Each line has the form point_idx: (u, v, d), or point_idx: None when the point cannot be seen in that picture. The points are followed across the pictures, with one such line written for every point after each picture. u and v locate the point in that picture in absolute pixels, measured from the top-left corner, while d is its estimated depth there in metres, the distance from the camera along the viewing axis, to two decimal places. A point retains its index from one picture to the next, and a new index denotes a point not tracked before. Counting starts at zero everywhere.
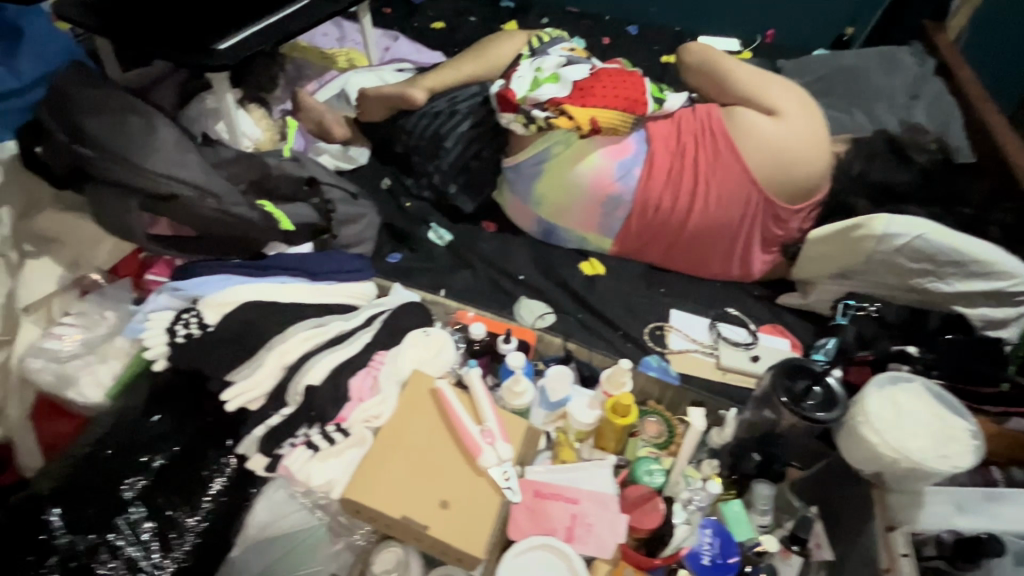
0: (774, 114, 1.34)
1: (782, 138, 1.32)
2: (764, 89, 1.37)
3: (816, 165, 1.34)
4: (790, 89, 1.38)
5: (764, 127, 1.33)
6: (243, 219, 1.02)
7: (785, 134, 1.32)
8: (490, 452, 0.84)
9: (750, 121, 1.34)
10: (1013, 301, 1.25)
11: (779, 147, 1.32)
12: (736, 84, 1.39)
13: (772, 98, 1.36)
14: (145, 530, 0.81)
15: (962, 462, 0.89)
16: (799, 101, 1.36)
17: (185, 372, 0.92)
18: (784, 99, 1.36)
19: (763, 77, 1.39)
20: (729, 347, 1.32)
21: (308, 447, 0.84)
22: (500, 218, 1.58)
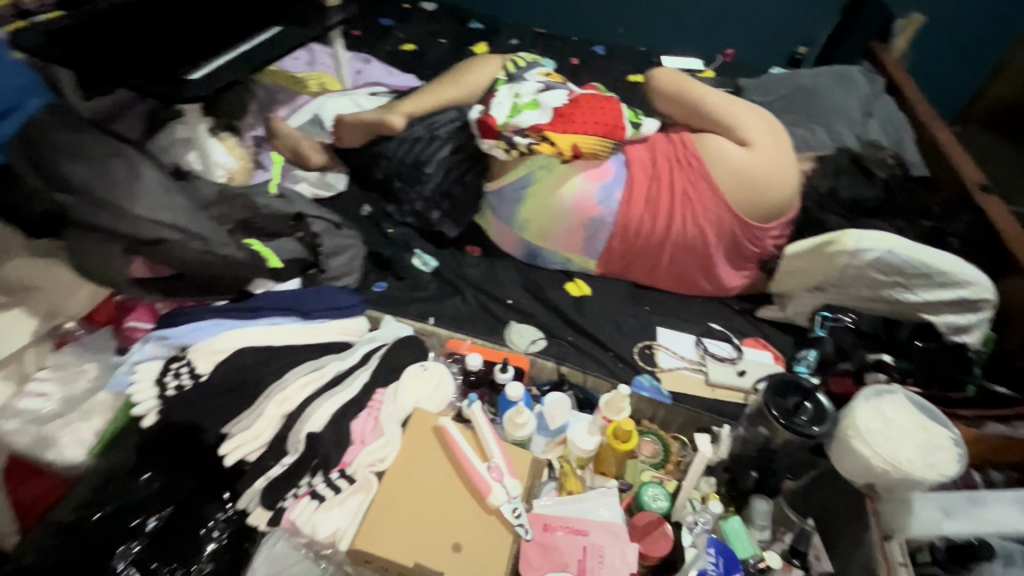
0: (746, 142, 1.38)
1: (752, 165, 1.36)
2: (737, 116, 1.40)
3: (786, 188, 1.38)
4: (762, 115, 1.42)
5: (736, 157, 1.37)
6: (230, 260, 1.00)
7: (757, 162, 1.36)
8: (500, 489, 0.83)
9: (723, 151, 1.38)
10: (974, 307, 1.32)
11: (750, 174, 1.36)
12: (710, 112, 1.42)
13: (745, 126, 1.39)
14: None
15: (948, 470, 0.93)
16: (767, 127, 1.40)
17: (173, 427, 0.87)
18: (756, 126, 1.39)
19: (735, 103, 1.42)
20: (716, 363, 1.34)
21: (313, 498, 0.82)
22: (484, 242, 1.58)
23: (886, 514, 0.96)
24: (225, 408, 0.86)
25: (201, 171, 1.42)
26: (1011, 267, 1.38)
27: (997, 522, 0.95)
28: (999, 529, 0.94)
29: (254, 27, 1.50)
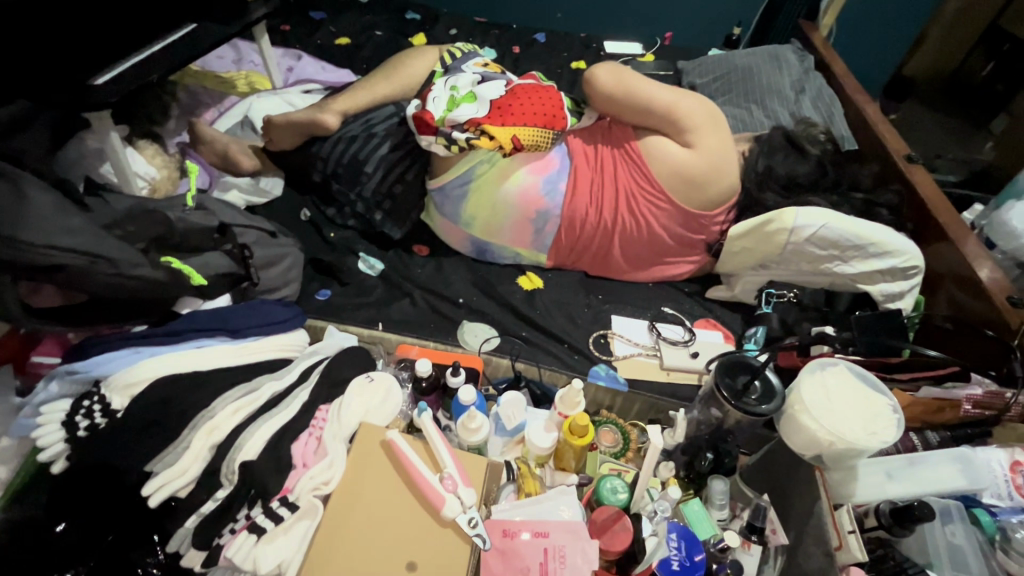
0: (691, 144, 1.35)
1: (697, 168, 1.35)
2: (684, 116, 1.33)
3: (727, 182, 1.38)
4: (710, 112, 1.36)
5: (681, 162, 1.35)
6: (147, 281, 0.91)
7: (701, 165, 1.34)
8: (454, 500, 0.80)
9: (668, 154, 1.36)
10: (906, 275, 1.38)
11: (694, 177, 1.35)
12: (659, 112, 1.34)
13: (693, 127, 1.34)
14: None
15: (889, 436, 0.96)
16: (712, 121, 1.35)
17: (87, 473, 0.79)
18: (703, 127, 1.34)
19: (685, 99, 1.34)
20: (670, 347, 1.35)
21: (251, 531, 0.76)
22: (432, 241, 1.54)
23: (836, 482, 1.01)
24: (144, 445, 0.78)
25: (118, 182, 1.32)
26: (936, 233, 1.45)
27: (935, 482, 1.00)
28: (937, 488, 0.99)
29: (165, 26, 1.38)
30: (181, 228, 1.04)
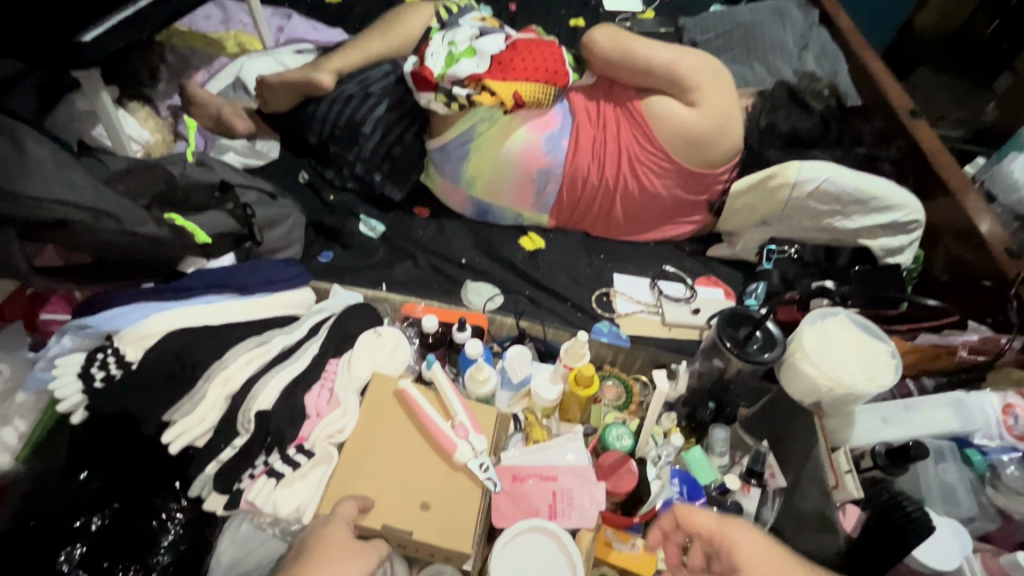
0: (695, 104, 1.32)
1: (701, 128, 1.32)
2: (687, 75, 1.30)
3: (731, 140, 1.36)
4: (713, 71, 1.33)
5: (684, 122, 1.33)
6: (152, 238, 0.91)
7: (705, 125, 1.32)
8: (465, 445, 0.82)
9: (671, 114, 1.33)
10: (905, 229, 1.39)
11: (698, 136, 1.33)
12: (660, 72, 1.31)
13: (696, 85, 1.31)
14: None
15: (886, 380, 0.99)
16: (715, 79, 1.33)
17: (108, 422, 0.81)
18: (706, 85, 1.32)
19: (687, 58, 1.31)
20: (671, 304, 1.36)
21: (270, 476, 0.79)
22: (433, 202, 1.52)
23: (834, 428, 1.04)
24: (161, 396, 0.80)
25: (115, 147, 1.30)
26: (936, 188, 1.45)
27: (929, 425, 1.03)
28: (932, 430, 1.02)
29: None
30: (183, 184, 1.03)
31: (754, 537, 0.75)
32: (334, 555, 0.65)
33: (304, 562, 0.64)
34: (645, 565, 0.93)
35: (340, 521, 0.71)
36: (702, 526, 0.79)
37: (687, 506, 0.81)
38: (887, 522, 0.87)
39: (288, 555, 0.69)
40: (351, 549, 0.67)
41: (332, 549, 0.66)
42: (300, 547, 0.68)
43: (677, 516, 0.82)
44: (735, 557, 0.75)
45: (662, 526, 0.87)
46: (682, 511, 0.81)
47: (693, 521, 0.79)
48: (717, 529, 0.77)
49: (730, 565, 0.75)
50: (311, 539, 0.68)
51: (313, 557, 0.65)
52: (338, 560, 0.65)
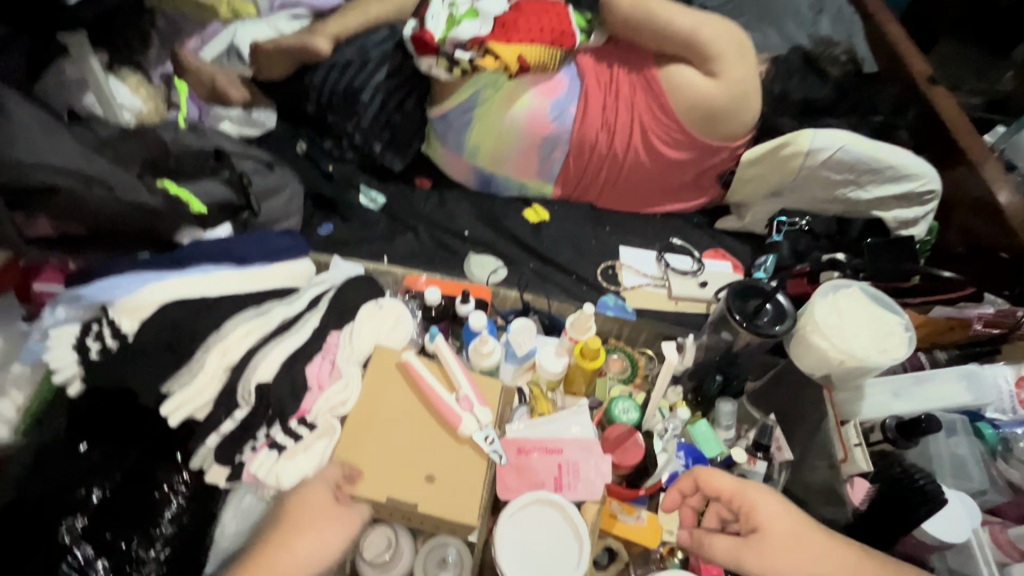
0: (716, 74, 1.27)
1: (718, 99, 1.27)
2: (710, 42, 1.25)
3: (749, 113, 1.31)
4: (737, 41, 1.28)
5: (701, 91, 1.27)
6: (146, 207, 0.88)
7: (723, 97, 1.27)
8: (470, 419, 0.81)
9: (688, 84, 1.28)
10: (922, 200, 1.35)
11: (716, 108, 1.28)
12: (683, 38, 1.26)
13: (718, 55, 1.26)
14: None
15: (899, 352, 0.97)
16: (738, 49, 1.28)
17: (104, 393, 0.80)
18: (729, 55, 1.27)
19: (711, 26, 1.26)
20: (678, 276, 1.33)
21: (272, 448, 0.78)
22: (434, 173, 1.48)
23: (842, 402, 1.02)
24: (159, 367, 0.79)
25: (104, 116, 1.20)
26: (954, 157, 1.41)
27: (938, 398, 1.02)
28: (942, 403, 1.01)
29: None
30: (175, 151, 1.00)
31: (773, 503, 0.80)
32: (313, 525, 0.72)
33: (284, 529, 0.72)
34: (650, 537, 0.93)
35: (322, 484, 0.76)
36: (723, 491, 0.82)
37: (708, 470, 0.84)
38: (898, 496, 0.86)
39: (274, 505, 0.77)
40: (330, 518, 0.73)
41: (312, 518, 0.73)
42: (284, 506, 0.75)
43: (697, 479, 0.85)
44: (754, 519, 0.80)
45: (680, 489, 0.88)
46: (703, 475, 0.84)
47: (715, 485, 0.83)
48: (737, 492, 0.81)
49: (749, 526, 0.80)
50: (294, 504, 0.74)
51: (294, 525, 0.72)
52: (317, 530, 0.72)
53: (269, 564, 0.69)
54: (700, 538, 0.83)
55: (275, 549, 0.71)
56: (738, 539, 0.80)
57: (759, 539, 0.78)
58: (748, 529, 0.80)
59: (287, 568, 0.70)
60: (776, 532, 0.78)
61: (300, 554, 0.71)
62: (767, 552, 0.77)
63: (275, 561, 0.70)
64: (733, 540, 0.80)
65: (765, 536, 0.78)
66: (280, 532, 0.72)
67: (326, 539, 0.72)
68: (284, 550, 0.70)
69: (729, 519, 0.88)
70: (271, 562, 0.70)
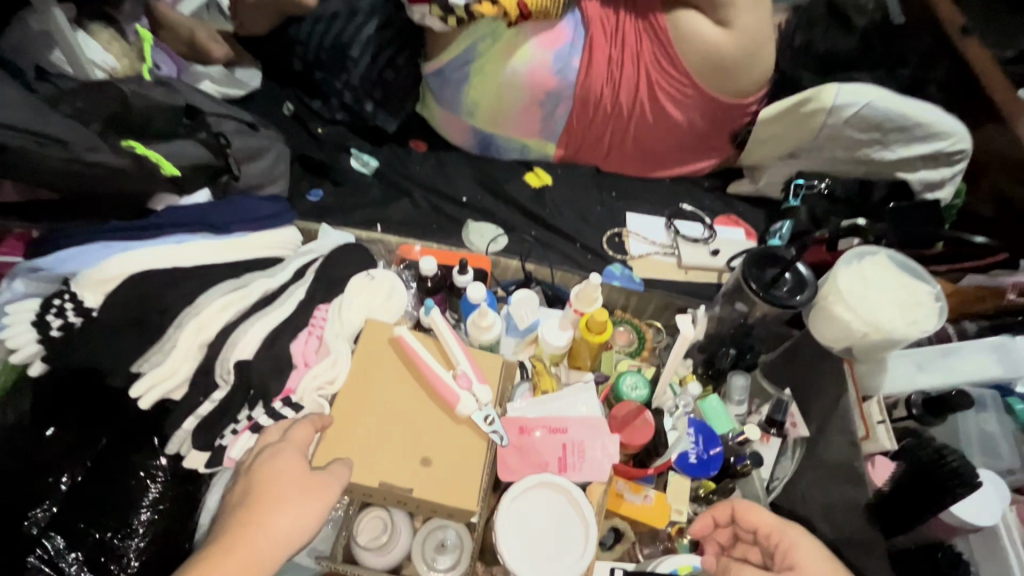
0: (727, 22, 1.17)
1: (727, 52, 1.18)
2: None
3: (760, 67, 1.23)
4: None
5: (711, 42, 1.18)
6: (107, 167, 0.79)
7: (734, 50, 1.18)
8: (468, 397, 0.75)
9: (698, 33, 1.18)
10: (951, 160, 1.24)
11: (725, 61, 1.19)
12: None
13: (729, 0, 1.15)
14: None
15: (929, 325, 0.90)
16: None
17: (68, 375, 0.73)
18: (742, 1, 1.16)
19: None
20: (688, 244, 1.25)
21: (255, 431, 0.73)
22: (430, 135, 1.38)
23: (864, 375, 0.96)
24: (128, 345, 0.73)
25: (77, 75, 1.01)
26: (987, 112, 1.29)
27: (966, 371, 0.95)
28: (972, 377, 0.95)
29: None
30: (138, 104, 0.89)
31: (812, 546, 0.78)
32: (289, 498, 0.60)
33: (252, 508, 0.59)
34: (658, 517, 0.90)
35: (294, 451, 0.66)
36: (761, 525, 0.80)
37: (748, 504, 0.81)
38: (927, 478, 0.79)
39: (234, 486, 0.63)
40: (308, 488, 0.62)
41: (286, 490, 0.61)
42: (247, 482, 0.62)
43: (735, 511, 0.82)
44: (793, 557, 0.77)
45: (714, 517, 0.84)
46: (743, 507, 0.81)
47: (753, 520, 0.80)
48: (776, 527, 0.79)
49: (783, 565, 0.77)
50: (261, 477, 0.62)
51: (265, 500, 0.60)
52: (295, 503, 0.60)
53: (239, 549, 0.55)
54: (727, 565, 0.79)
55: (245, 530, 0.57)
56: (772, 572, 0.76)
57: None
58: (782, 568, 0.77)
59: (263, 551, 0.56)
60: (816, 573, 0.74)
61: (277, 532, 0.58)
62: None
63: (246, 544, 0.56)
64: None
65: None
66: (246, 511, 0.59)
67: (306, 512, 0.60)
68: (256, 529, 0.57)
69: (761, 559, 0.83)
70: (243, 542, 0.56)
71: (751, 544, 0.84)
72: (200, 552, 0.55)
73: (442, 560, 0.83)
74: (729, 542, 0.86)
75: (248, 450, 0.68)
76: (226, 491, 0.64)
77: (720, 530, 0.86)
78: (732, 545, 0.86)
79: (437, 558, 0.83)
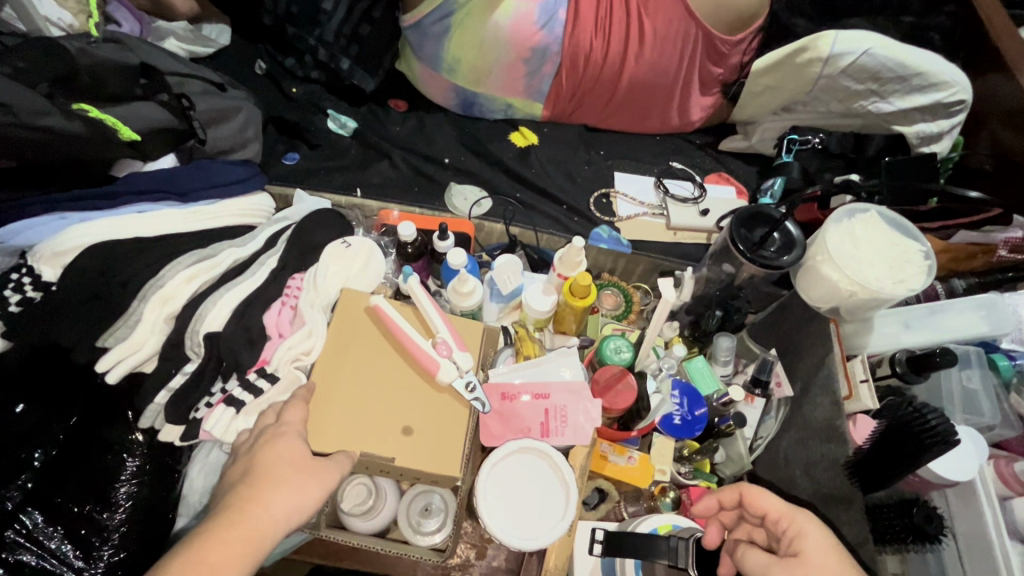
0: None
1: None
2: None
3: None
4: None
5: None
6: (63, 134, 0.75)
7: None
8: (449, 365, 0.73)
9: None
10: (948, 112, 1.18)
11: None
12: None
13: None
14: (61, 549, 0.69)
15: (917, 284, 0.88)
16: None
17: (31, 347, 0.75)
18: None
19: None
20: (678, 206, 1.21)
21: (229, 404, 0.72)
22: (410, 93, 1.32)
23: (850, 335, 0.96)
24: (95, 319, 0.73)
25: (33, 32, 0.93)
26: (993, 60, 1.23)
27: (952, 329, 0.95)
28: (957, 335, 0.94)
29: None
30: (84, 63, 0.83)
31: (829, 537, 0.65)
32: (289, 477, 0.60)
33: (253, 485, 0.58)
34: (642, 477, 0.92)
35: (295, 434, 0.65)
36: (769, 511, 0.68)
37: (758, 488, 0.70)
38: (908, 434, 0.80)
39: (234, 466, 0.63)
40: (307, 469, 0.61)
41: (287, 471, 0.60)
42: (248, 462, 0.62)
43: (742, 496, 0.71)
44: (798, 543, 0.64)
45: (719, 498, 0.75)
46: (750, 492, 0.70)
47: (761, 506, 0.69)
48: (786, 513, 0.66)
49: (789, 552, 0.65)
50: (261, 458, 0.62)
51: (265, 479, 0.59)
52: (296, 485, 0.59)
53: (240, 524, 0.55)
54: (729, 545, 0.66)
55: (244, 507, 0.56)
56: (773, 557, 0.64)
57: (798, 563, 0.62)
58: (785, 556, 0.65)
59: (263, 526, 0.56)
60: (823, 567, 0.61)
61: (277, 508, 0.57)
62: None
63: (246, 519, 0.55)
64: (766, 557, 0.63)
65: (806, 563, 0.62)
66: (244, 489, 0.58)
67: (305, 493, 0.59)
68: (256, 504, 0.57)
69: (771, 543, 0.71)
70: (243, 520, 0.55)
71: (758, 525, 0.73)
72: (199, 525, 0.55)
73: (429, 523, 0.83)
74: (735, 522, 0.76)
75: (247, 432, 0.68)
76: (224, 472, 0.64)
77: (724, 512, 0.76)
78: (737, 528, 0.75)
79: (423, 522, 0.84)
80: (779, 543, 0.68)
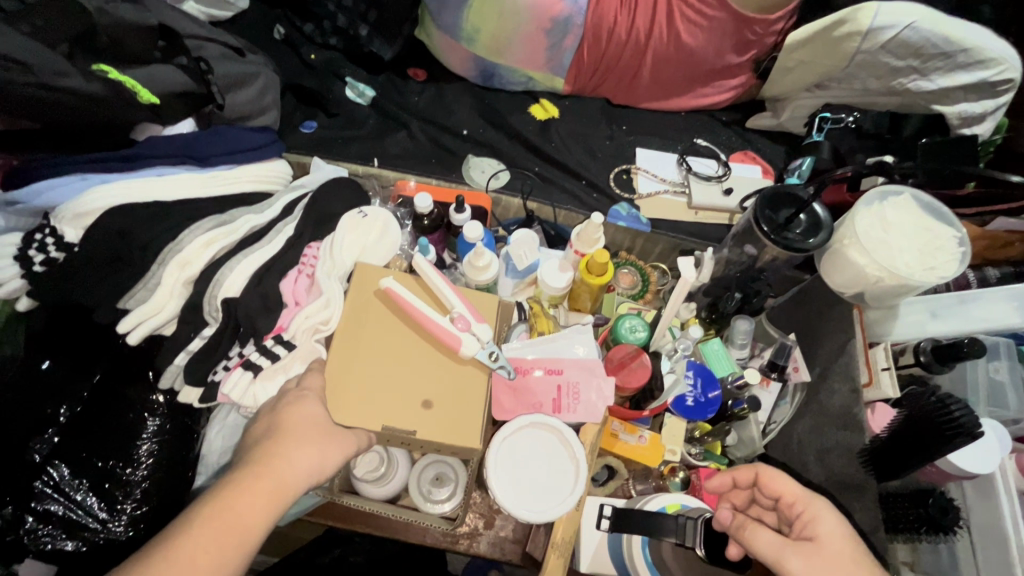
0: None
1: None
2: None
3: None
4: None
5: None
6: (81, 94, 0.75)
7: None
8: (469, 338, 0.73)
9: None
10: (994, 91, 1.11)
11: None
12: None
13: None
14: (87, 501, 0.72)
15: (948, 271, 0.85)
16: None
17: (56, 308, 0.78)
18: None
19: None
20: (701, 183, 1.17)
21: (247, 368, 0.73)
22: (429, 62, 1.29)
23: (873, 321, 0.94)
24: (114, 281, 0.74)
25: None
26: None
27: (983, 320, 0.92)
28: (988, 326, 0.91)
29: None
30: (104, 22, 0.82)
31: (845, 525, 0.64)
32: (311, 438, 0.61)
33: (275, 442, 0.59)
34: (652, 456, 0.92)
35: (315, 399, 0.66)
36: (784, 494, 0.68)
37: (775, 470, 0.70)
38: (928, 423, 0.78)
39: (257, 425, 0.64)
40: (329, 433, 0.63)
41: (311, 433, 0.61)
42: (271, 421, 0.63)
43: (758, 477, 0.71)
44: (812, 528, 0.64)
45: (735, 478, 0.75)
46: (767, 473, 0.70)
47: (777, 487, 0.69)
48: (802, 498, 0.66)
49: (802, 536, 0.64)
50: (284, 418, 0.63)
51: (288, 436, 0.60)
52: (318, 446, 0.61)
53: (265, 476, 0.56)
54: (742, 522, 0.65)
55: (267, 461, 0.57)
56: (786, 538, 0.62)
57: (812, 545, 0.61)
58: (798, 539, 0.65)
59: (287, 481, 0.56)
60: (836, 552, 0.61)
61: (299, 466, 0.58)
62: (815, 559, 0.60)
63: (271, 473, 0.56)
64: (779, 536, 0.62)
65: (818, 547, 0.61)
66: (268, 446, 0.59)
67: (328, 455, 0.61)
68: (279, 460, 0.57)
69: (783, 526, 0.71)
70: (268, 473, 0.56)
71: (771, 508, 0.73)
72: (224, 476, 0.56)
73: (440, 492, 0.86)
74: (747, 504, 0.77)
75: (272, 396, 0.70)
76: (247, 431, 0.65)
77: (736, 491, 0.77)
78: (748, 508, 0.77)
79: (434, 490, 0.87)
80: (791, 527, 0.68)
